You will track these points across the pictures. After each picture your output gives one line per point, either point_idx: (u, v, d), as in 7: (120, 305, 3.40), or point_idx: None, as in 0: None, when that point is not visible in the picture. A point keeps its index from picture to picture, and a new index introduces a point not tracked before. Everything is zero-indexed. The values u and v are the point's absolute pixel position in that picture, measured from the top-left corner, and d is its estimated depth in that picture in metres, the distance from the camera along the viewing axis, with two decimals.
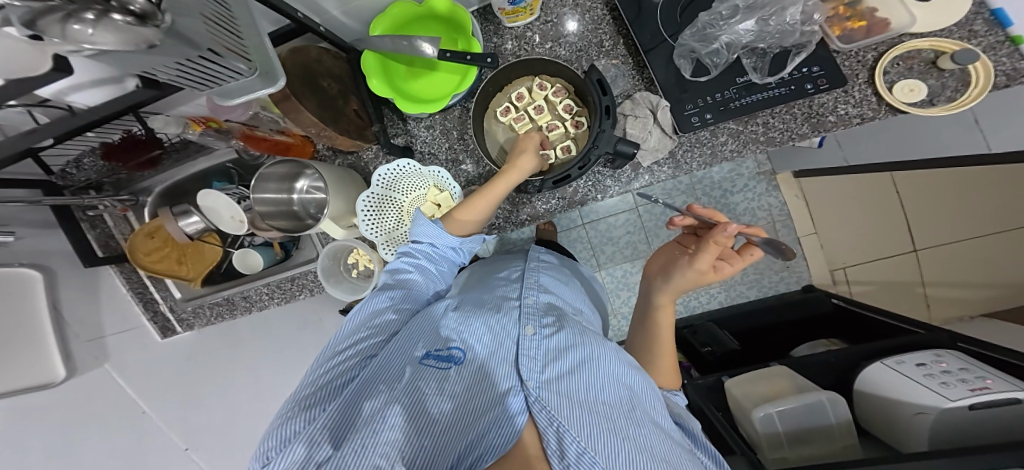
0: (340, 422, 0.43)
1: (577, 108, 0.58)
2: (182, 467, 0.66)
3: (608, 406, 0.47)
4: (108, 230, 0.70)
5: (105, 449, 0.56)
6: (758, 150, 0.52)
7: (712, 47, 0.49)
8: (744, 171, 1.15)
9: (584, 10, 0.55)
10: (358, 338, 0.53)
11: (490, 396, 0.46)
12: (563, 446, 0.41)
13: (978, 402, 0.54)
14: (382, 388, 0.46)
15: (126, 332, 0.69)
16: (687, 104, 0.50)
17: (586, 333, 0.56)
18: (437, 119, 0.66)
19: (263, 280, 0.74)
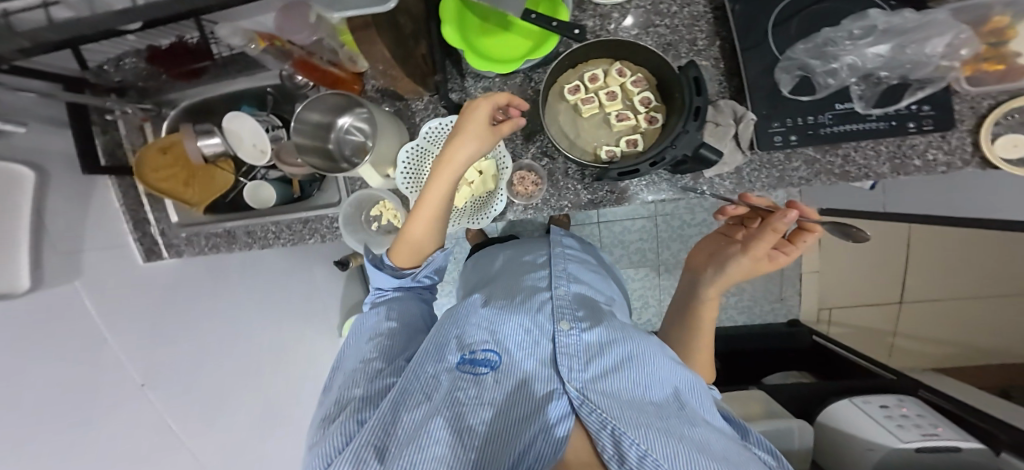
0: (389, 432, 0.44)
1: (655, 103, 0.53)
2: (141, 410, 0.57)
3: (656, 404, 0.47)
4: (119, 138, 0.68)
5: (52, 378, 0.46)
6: (828, 182, 0.51)
7: (830, 66, 0.46)
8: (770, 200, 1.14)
9: (684, 3, 0.52)
10: (393, 345, 0.55)
11: (531, 399, 0.49)
12: (622, 449, 0.40)
13: (924, 447, 0.73)
14: (422, 402, 0.47)
15: (107, 251, 0.63)
16: (774, 122, 0.48)
17: (625, 331, 0.57)
18: (496, 82, 0.63)
19: (270, 217, 0.70)
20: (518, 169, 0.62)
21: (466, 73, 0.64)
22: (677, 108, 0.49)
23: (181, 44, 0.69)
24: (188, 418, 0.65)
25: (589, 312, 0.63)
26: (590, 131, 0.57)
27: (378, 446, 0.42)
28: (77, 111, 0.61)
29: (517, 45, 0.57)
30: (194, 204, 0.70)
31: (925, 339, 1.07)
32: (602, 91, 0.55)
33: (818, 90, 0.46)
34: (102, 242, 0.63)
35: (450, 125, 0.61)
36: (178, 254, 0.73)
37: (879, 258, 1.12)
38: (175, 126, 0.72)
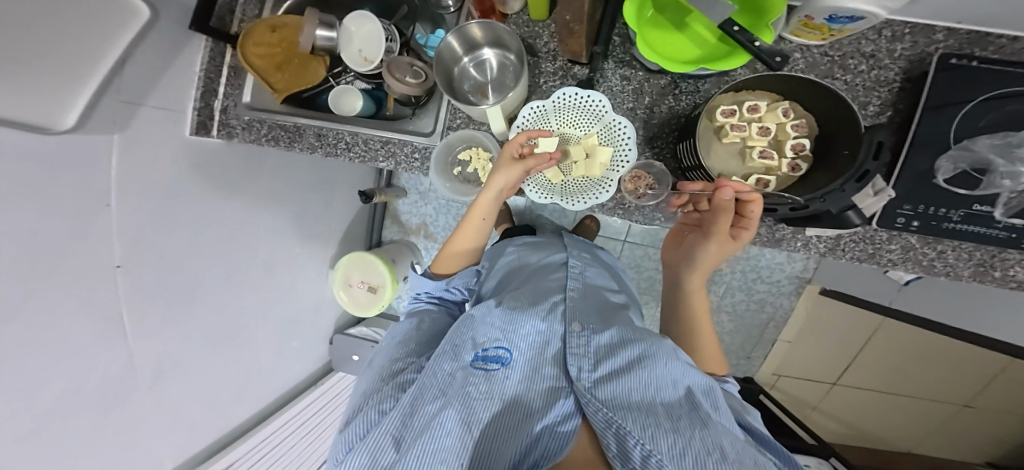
0: (408, 423, 0.50)
1: (805, 151, 0.54)
2: (103, 283, 0.60)
3: (669, 405, 0.52)
4: (232, 5, 0.74)
5: (29, 223, 0.48)
6: (914, 269, 0.60)
7: (1015, 168, 0.48)
8: (786, 270, 1.23)
9: (875, 65, 0.55)
10: (408, 360, 0.64)
11: (539, 396, 0.56)
12: (628, 451, 0.46)
13: None
14: (435, 397, 0.53)
15: (166, 112, 0.66)
16: (906, 204, 0.52)
17: (641, 335, 0.62)
18: (638, 74, 0.63)
19: (349, 127, 0.74)
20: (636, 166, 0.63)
21: (613, 55, 0.63)
22: (835, 162, 0.49)
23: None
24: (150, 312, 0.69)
25: (600, 318, 0.68)
26: (723, 154, 0.58)
27: (395, 435, 0.49)
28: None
29: (684, 49, 0.55)
30: (280, 90, 0.73)
31: (838, 411, 1.36)
32: (755, 124, 0.55)
33: (980, 185, 0.49)
34: (164, 100, 0.66)
35: (587, 101, 0.62)
36: (226, 134, 0.76)
37: (838, 343, 1.25)
38: (297, 9, 0.79)
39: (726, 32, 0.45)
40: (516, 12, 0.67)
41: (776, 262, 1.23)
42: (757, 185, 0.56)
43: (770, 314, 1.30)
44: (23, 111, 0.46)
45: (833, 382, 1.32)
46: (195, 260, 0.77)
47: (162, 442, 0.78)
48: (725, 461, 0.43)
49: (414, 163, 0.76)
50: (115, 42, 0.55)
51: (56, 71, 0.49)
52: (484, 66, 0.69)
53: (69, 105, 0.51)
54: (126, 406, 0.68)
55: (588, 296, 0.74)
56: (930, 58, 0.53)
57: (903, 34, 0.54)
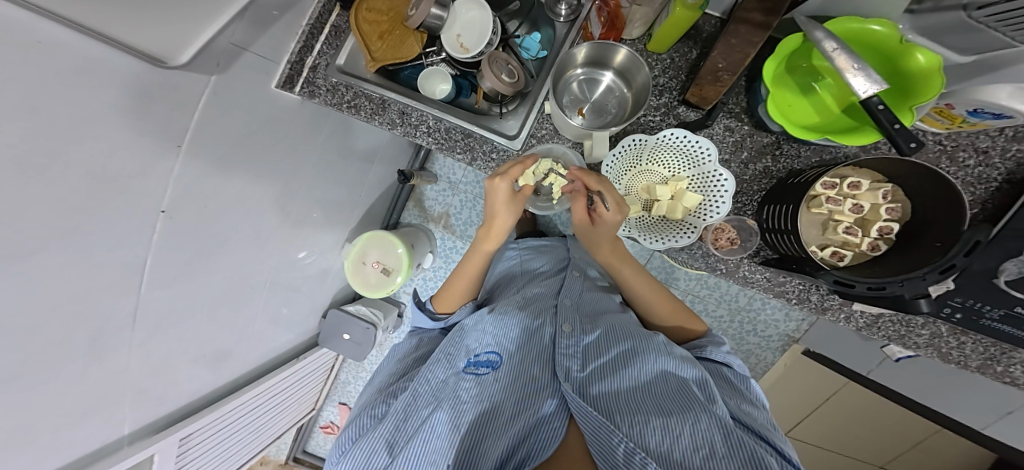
0: (401, 428, 0.55)
1: (889, 234, 0.60)
2: (147, 224, 0.55)
3: (659, 398, 0.53)
4: None
5: (98, 156, 0.44)
6: (935, 354, 0.68)
7: None
8: (781, 328, 1.30)
9: (984, 162, 0.59)
10: (405, 372, 0.66)
11: (529, 391, 0.57)
12: (613, 449, 0.46)
13: None
14: (427, 402, 0.57)
15: (264, 59, 0.67)
16: (958, 296, 0.58)
17: (630, 334, 0.64)
18: (744, 128, 0.65)
19: (435, 112, 0.72)
20: (726, 220, 0.68)
21: (730, 102, 0.65)
22: (925, 251, 0.54)
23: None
24: (176, 269, 0.63)
25: (589, 317, 0.69)
26: (811, 223, 0.62)
27: (388, 440, 0.53)
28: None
29: (805, 113, 0.60)
30: (376, 56, 0.70)
31: None
32: (847, 200, 0.60)
33: None
34: (265, 49, 0.67)
35: (693, 145, 0.65)
36: (309, 92, 0.76)
37: (797, 394, 1.31)
38: None
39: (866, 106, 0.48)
40: (633, 38, 0.68)
41: (773, 318, 1.29)
42: (833, 256, 0.61)
43: (754, 364, 1.36)
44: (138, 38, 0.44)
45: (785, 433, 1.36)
46: (231, 218, 0.71)
47: (141, 405, 0.69)
48: (713, 456, 0.45)
49: (490, 162, 0.74)
50: None
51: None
52: (587, 85, 0.70)
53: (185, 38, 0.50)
54: (108, 363, 0.58)
55: (586, 297, 0.75)
56: None
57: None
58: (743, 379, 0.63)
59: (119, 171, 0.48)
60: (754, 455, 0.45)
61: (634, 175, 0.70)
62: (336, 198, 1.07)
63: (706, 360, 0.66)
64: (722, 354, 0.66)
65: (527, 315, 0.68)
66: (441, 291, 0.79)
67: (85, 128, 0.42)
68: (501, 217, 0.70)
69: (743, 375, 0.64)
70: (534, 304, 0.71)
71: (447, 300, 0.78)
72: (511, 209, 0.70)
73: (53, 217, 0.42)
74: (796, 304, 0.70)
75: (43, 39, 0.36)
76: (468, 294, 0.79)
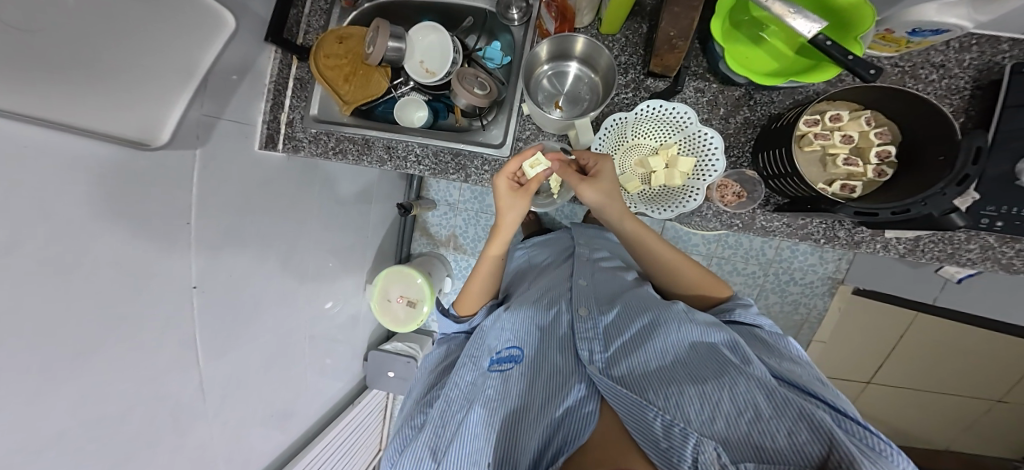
0: (441, 432, 0.55)
1: (892, 158, 0.56)
2: (185, 301, 0.59)
3: (691, 368, 0.51)
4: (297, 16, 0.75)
5: (115, 250, 0.48)
6: (993, 267, 0.60)
7: None
8: (821, 272, 1.21)
9: (946, 75, 0.57)
10: (436, 380, 0.67)
11: (556, 379, 0.55)
12: (649, 424, 0.45)
13: None
14: (461, 405, 0.57)
15: (244, 125, 0.69)
16: (988, 204, 0.52)
17: (649, 307, 0.63)
18: (712, 86, 0.64)
19: (419, 138, 0.70)
20: (725, 175, 0.67)
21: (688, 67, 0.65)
22: (928, 168, 0.51)
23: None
24: (223, 338, 0.67)
25: (607, 300, 0.67)
26: (807, 163, 0.58)
27: (432, 447, 0.54)
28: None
29: (764, 62, 0.57)
30: (347, 100, 0.72)
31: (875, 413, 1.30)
32: (837, 132, 0.57)
33: None
34: (238, 114, 0.68)
35: (672, 113, 0.64)
36: (292, 147, 0.77)
37: (866, 340, 1.22)
38: (363, 20, 0.78)
39: (815, 44, 0.45)
40: (585, 25, 0.68)
41: (808, 264, 1.22)
42: (844, 190, 0.57)
43: (805, 315, 1.26)
44: (117, 126, 0.47)
45: (869, 382, 1.26)
46: (257, 282, 0.75)
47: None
48: (760, 419, 0.42)
49: (485, 176, 0.70)
50: (206, 53, 0.57)
51: (151, 88, 0.51)
52: (555, 78, 0.70)
53: (163, 119, 0.53)
54: (190, 435, 0.63)
55: (599, 277, 0.73)
56: (999, 66, 0.56)
57: (971, 44, 0.56)
58: (779, 339, 0.60)
59: (141, 259, 0.51)
60: (804, 409, 0.41)
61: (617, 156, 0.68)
62: (344, 242, 1.09)
63: (734, 323, 0.63)
64: (751, 316, 0.63)
65: (544, 305, 0.67)
66: (460, 293, 0.79)
67: (96, 223, 0.45)
68: (508, 213, 0.67)
69: (778, 334, 0.61)
70: (551, 293, 0.70)
71: (469, 301, 0.78)
72: (516, 204, 0.66)
73: (94, 308, 0.46)
74: (834, 241, 0.65)
75: (27, 143, 0.38)
76: (485, 295, 0.78)
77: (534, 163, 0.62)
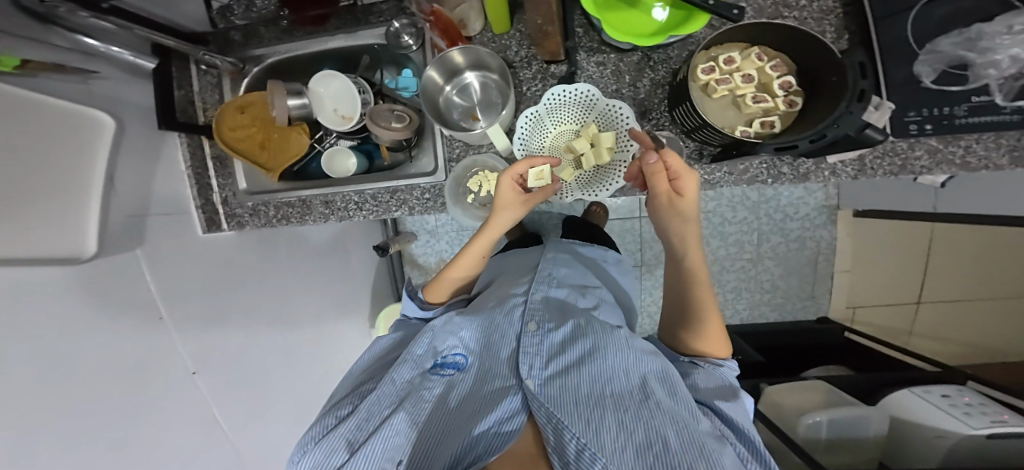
0: (365, 425, 0.51)
1: (795, 86, 0.57)
2: (189, 392, 0.59)
3: (617, 394, 0.50)
4: (191, 95, 0.72)
5: (101, 357, 0.47)
6: (948, 170, 0.55)
7: (993, 58, 0.48)
8: (814, 202, 1.16)
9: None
10: (375, 366, 0.64)
11: (487, 396, 0.55)
12: (565, 445, 0.47)
13: (994, 433, 0.74)
14: (392, 402, 0.53)
15: (172, 215, 0.66)
16: (909, 110, 0.53)
17: (592, 325, 0.61)
18: (610, 59, 0.67)
19: (354, 186, 0.70)
20: (645, 141, 0.67)
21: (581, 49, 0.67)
22: (828, 88, 0.53)
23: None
24: (233, 419, 0.67)
25: (559, 312, 0.65)
26: (718, 109, 0.61)
27: (351, 438, 0.49)
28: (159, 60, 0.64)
29: (642, 21, 0.60)
30: (269, 168, 0.70)
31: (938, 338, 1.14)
32: (735, 73, 0.59)
33: (970, 79, 0.50)
34: (166, 205, 0.66)
35: (575, 94, 0.65)
36: (237, 224, 0.76)
37: (890, 260, 1.15)
38: (257, 84, 0.74)
39: None
40: (477, 31, 0.67)
41: (796, 197, 1.17)
42: (764, 127, 0.58)
43: (815, 248, 1.20)
44: (39, 246, 0.43)
45: (919, 303, 1.14)
46: (252, 354, 0.75)
47: None
48: (663, 451, 0.43)
49: (427, 204, 0.71)
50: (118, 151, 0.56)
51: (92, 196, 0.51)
52: (468, 90, 0.67)
53: (82, 224, 0.49)
54: None
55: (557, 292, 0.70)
56: None
57: None
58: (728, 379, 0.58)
59: (135, 360, 0.51)
60: (707, 452, 0.42)
61: (541, 147, 0.69)
62: (334, 294, 1.07)
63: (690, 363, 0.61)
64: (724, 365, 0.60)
65: (501, 315, 0.65)
66: (431, 281, 0.75)
67: (73, 335, 0.44)
68: (503, 213, 0.65)
69: (732, 380, 0.59)
70: (501, 304, 0.68)
71: (440, 290, 0.74)
72: (514, 206, 0.65)
73: (117, 414, 0.47)
74: (784, 178, 0.63)
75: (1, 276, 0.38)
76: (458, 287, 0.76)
77: (539, 175, 0.62)
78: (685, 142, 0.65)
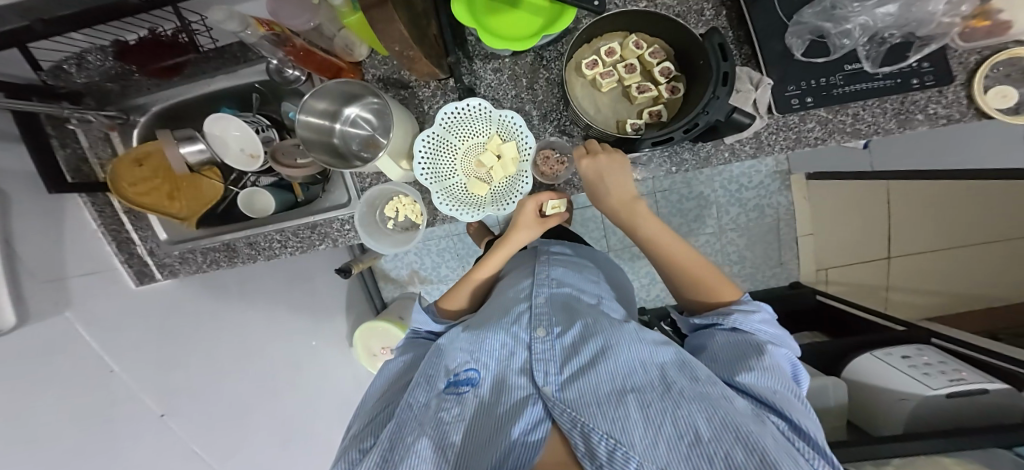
0: (386, 460, 0.39)
1: (674, 72, 0.56)
2: (158, 434, 0.62)
3: (643, 390, 0.40)
4: (79, 153, 0.67)
5: (58, 407, 0.49)
6: (841, 140, 0.55)
7: (843, 27, 0.50)
8: (762, 169, 1.15)
9: None
10: (385, 391, 0.52)
11: (506, 411, 0.43)
12: (596, 450, 0.35)
13: (954, 391, 0.71)
14: (413, 427, 0.42)
15: (97, 273, 0.66)
16: (789, 85, 0.52)
17: (601, 320, 0.51)
18: (505, 62, 0.64)
19: (274, 226, 0.75)
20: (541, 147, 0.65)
21: (471, 56, 0.65)
22: (699, 73, 0.53)
23: (155, 39, 0.71)
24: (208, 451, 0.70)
25: (567, 312, 0.55)
26: (609, 103, 0.61)
27: None
28: (26, 121, 0.58)
29: (528, 21, 0.57)
30: (183, 217, 0.74)
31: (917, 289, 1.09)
32: (619, 65, 0.58)
33: (833, 51, 0.51)
34: (90, 266, 0.66)
35: (471, 109, 0.63)
36: (170, 272, 0.77)
37: (852, 219, 1.14)
38: (149, 132, 0.76)
39: None
40: (366, 56, 0.65)
41: (747, 166, 1.16)
42: (652, 118, 0.58)
43: (775, 214, 1.19)
44: None
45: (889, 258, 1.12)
46: (227, 385, 0.77)
47: None
48: (704, 445, 0.33)
49: (346, 234, 0.74)
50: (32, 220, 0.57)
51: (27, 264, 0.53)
52: (358, 122, 0.67)
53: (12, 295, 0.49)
54: None
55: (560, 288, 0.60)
56: None
57: None
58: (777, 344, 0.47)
59: (94, 409, 0.54)
60: (747, 438, 0.33)
61: (452, 165, 0.66)
62: (308, 321, 1.07)
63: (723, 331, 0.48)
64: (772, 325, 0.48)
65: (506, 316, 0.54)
66: (445, 295, 0.70)
67: (24, 390, 0.46)
68: (522, 233, 0.67)
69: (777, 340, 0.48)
70: (506, 310, 0.56)
71: (456, 301, 0.69)
72: (533, 226, 0.67)
73: (84, 454, 0.50)
74: (690, 165, 0.61)
75: None
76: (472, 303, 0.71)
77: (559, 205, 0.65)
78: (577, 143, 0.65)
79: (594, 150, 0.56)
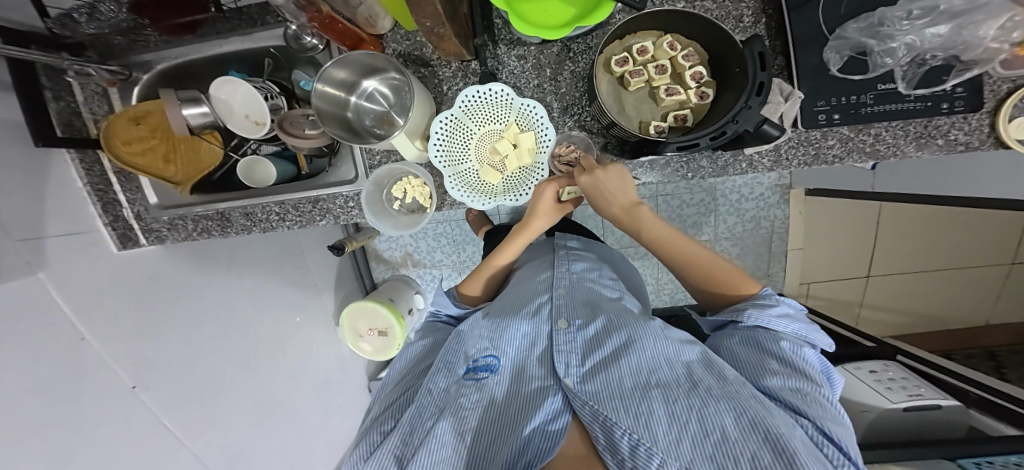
0: (410, 440, 0.44)
1: (705, 78, 0.56)
2: (128, 407, 0.59)
3: (665, 384, 0.42)
4: (73, 106, 0.65)
5: (20, 380, 0.46)
6: (860, 159, 0.57)
7: (887, 46, 0.49)
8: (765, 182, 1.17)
9: None
10: (405, 373, 0.56)
11: (527, 397, 0.46)
12: (617, 442, 0.38)
13: (910, 406, 0.79)
14: (433, 411, 0.46)
15: (78, 235, 0.63)
16: (819, 100, 0.54)
17: (624, 316, 0.53)
18: (532, 50, 0.63)
19: (274, 197, 0.72)
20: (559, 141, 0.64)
21: (498, 40, 0.63)
22: (733, 80, 0.53)
23: None
24: (187, 426, 0.68)
25: (588, 306, 0.56)
26: (633, 103, 0.60)
27: (397, 454, 0.43)
28: (19, 69, 0.55)
29: (559, 10, 0.54)
30: (179, 181, 0.71)
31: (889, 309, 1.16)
32: (649, 64, 0.57)
33: (872, 68, 0.51)
34: (70, 227, 0.62)
35: (492, 95, 0.61)
36: (156, 238, 0.73)
37: (841, 237, 1.16)
38: (150, 92, 0.72)
39: None
40: (389, 29, 0.63)
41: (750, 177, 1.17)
42: (676, 122, 0.58)
43: (770, 226, 1.21)
44: None
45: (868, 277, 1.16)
46: (207, 360, 0.74)
47: None
48: (726, 442, 0.35)
49: (351, 211, 0.72)
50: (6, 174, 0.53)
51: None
52: (375, 96, 0.65)
53: None
54: None
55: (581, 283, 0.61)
56: None
57: None
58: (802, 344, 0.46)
59: (58, 382, 0.51)
60: (769, 430, 0.35)
61: (466, 149, 0.65)
62: (296, 297, 1.04)
63: (742, 325, 0.49)
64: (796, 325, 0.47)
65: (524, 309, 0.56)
66: (465, 279, 0.71)
67: None
68: (541, 220, 0.65)
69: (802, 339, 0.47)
70: (525, 303, 0.58)
71: (475, 286, 0.70)
72: (552, 212, 0.65)
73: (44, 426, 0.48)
74: (708, 172, 0.61)
75: None
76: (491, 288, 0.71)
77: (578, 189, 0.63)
78: (598, 139, 0.64)
79: (591, 167, 0.58)
